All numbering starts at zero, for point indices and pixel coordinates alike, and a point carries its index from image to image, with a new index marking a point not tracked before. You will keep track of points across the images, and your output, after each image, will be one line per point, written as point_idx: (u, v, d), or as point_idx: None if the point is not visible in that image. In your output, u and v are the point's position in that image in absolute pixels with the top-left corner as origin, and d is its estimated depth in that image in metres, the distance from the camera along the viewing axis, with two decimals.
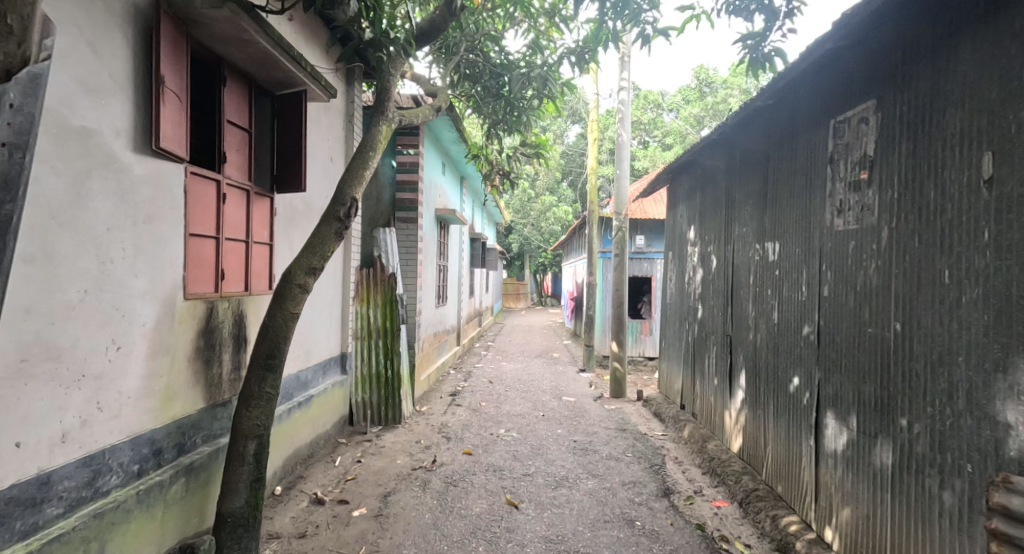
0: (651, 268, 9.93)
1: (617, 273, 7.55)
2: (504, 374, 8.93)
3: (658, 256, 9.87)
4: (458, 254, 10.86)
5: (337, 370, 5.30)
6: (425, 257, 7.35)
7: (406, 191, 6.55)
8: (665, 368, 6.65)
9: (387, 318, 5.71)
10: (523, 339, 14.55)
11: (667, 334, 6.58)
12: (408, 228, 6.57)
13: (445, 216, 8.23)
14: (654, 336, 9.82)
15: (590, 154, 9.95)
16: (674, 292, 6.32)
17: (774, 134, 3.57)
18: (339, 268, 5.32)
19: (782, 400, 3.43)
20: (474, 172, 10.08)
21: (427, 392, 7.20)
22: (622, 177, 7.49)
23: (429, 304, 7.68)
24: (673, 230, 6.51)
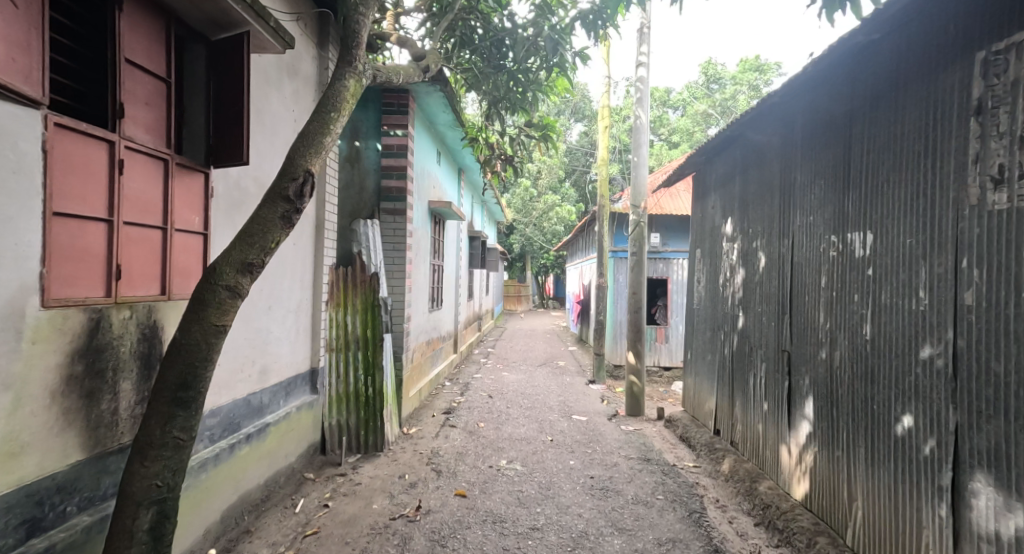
0: (666, 269, 9.13)
1: (633, 275, 6.70)
2: (506, 386, 8.06)
3: (675, 256, 9.07)
4: (456, 253, 10.01)
5: (306, 389, 4.44)
6: (417, 256, 6.53)
7: (393, 177, 5.69)
8: (691, 385, 5.81)
9: (367, 324, 4.93)
10: (526, 345, 13.69)
11: (694, 345, 5.73)
12: (395, 221, 5.70)
13: (440, 209, 7.39)
14: (670, 345, 9.02)
15: (600, 143, 9.06)
16: (704, 295, 5.47)
17: (866, 88, 2.71)
18: (309, 266, 4.47)
19: (878, 441, 2.58)
20: (472, 162, 9.21)
21: (417, 409, 6.34)
22: (640, 164, 6.63)
23: (421, 310, 6.84)
24: (701, 223, 5.68)
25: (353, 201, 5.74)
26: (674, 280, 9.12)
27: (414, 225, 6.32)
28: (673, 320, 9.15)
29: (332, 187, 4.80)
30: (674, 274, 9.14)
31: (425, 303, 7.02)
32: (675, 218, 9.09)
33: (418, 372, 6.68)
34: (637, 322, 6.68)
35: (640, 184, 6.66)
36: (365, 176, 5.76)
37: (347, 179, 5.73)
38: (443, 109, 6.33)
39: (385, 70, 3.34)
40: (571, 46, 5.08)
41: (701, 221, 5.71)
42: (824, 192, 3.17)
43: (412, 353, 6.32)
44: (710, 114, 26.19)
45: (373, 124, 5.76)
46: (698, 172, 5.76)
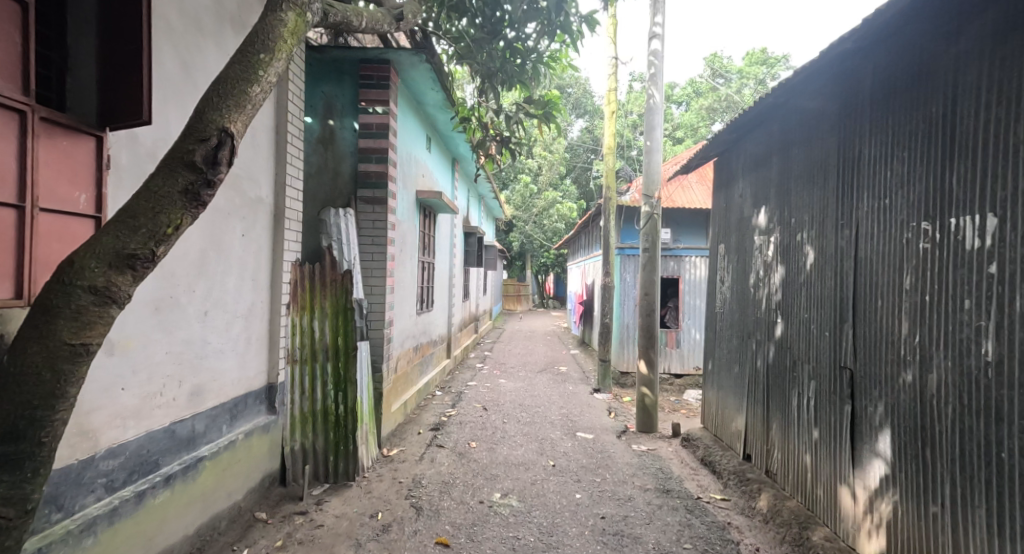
0: (678, 268, 8.47)
1: (645, 274, 5.99)
2: (503, 396, 7.35)
3: (687, 253, 8.42)
4: (450, 250, 9.31)
5: (262, 408, 3.73)
6: (403, 253, 5.85)
7: (372, 161, 4.98)
8: (712, 400, 5.12)
9: (337, 330, 4.27)
10: (525, 348, 13.00)
11: (717, 353, 5.03)
12: (375, 212, 4.98)
13: (429, 201, 6.68)
14: (681, 350, 8.43)
15: (606, 129, 8.34)
16: (731, 296, 4.77)
17: (994, 19, 2.02)
18: (264, 262, 3.75)
19: (1012, 503, 1.87)
20: (466, 150, 8.50)
21: (402, 426, 5.64)
22: (653, 149, 5.92)
23: (408, 313, 6.15)
24: (726, 214, 4.99)
25: (327, 188, 5.03)
26: (686, 280, 8.45)
27: (398, 217, 5.63)
28: (685, 322, 8.47)
29: (297, 170, 4.09)
30: (685, 273, 8.47)
31: (411, 305, 6.33)
32: (686, 212, 8.46)
33: (403, 382, 5.99)
34: (648, 326, 5.98)
35: (653, 173, 5.96)
36: (341, 160, 5.05)
37: (320, 164, 5.02)
38: (430, 85, 5.60)
39: (340, 7, 2.61)
40: (577, 7, 4.38)
41: (725, 212, 5.01)
42: (907, 167, 2.47)
43: (396, 361, 5.64)
44: (715, 109, 25.53)
45: (349, 100, 5.04)
46: (721, 156, 5.08)
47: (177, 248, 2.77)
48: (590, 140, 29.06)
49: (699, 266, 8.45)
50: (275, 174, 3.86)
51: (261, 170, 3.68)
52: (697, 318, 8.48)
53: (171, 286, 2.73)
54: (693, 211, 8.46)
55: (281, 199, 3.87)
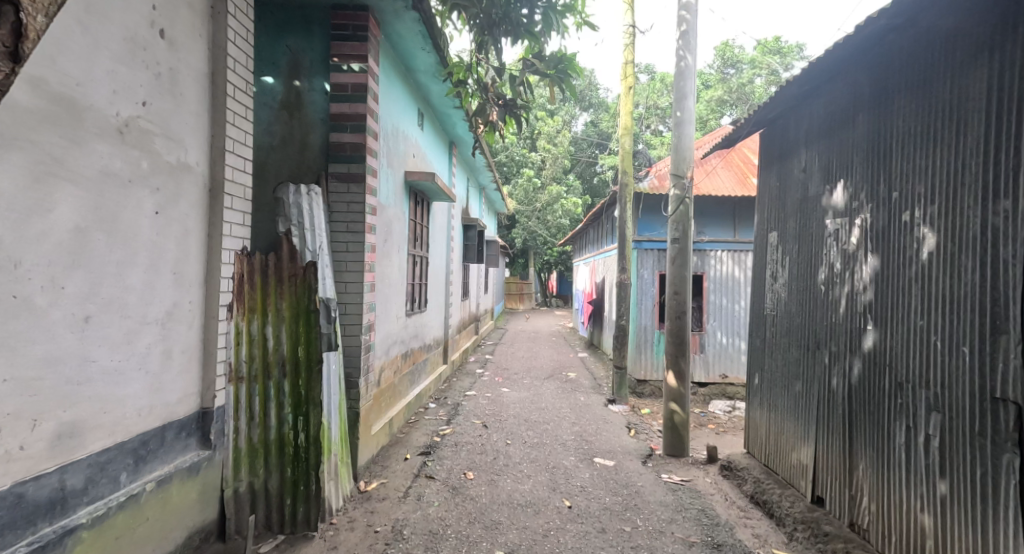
0: (701, 263, 7.63)
1: (673, 269, 5.12)
2: (506, 408, 6.47)
3: (711, 247, 7.60)
4: (446, 243, 8.43)
5: (191, 443, 2.83)
6: (388, 245, 5.01)
7: (347, 130, 4.12)
8: (761, 422, 4.22)
9: (296, 338, 3.43)
10: (529, 350, 12.12)
11: (769, 365, 4.13)
12: (351, 192, 4.14)
13: (420, 184, 5.80)
14: (704, 356, 7.55)
15: (623, 106, 7.43)
16: (789, 296, 3.88)
17: None
18: (194, 250, 2.85)
19: None
20: (463, 129, 7.62)
21: (386, 449, 4.76)
22: (684, 121, 5.04)
23: (394, 316, 5.31)
24: (780, 196, 4.09)
25: (292, 163, 4.15)
26: (711, 277, 7.59)
27: (382, 202, 4.78)
28: (709, 324, 7.60)
29: (243, 133, 3.19)
30: (711, 269, 7.61)
31: (399, 306, 5.48)
32: (710, 201, 7.60)
33: (387, 396, 5.13)
34: (678, 331, 5.08)
35: (683, 150, 5.06)
36: (310, 129, 4.18)
37: (284, 134, 4.12)
38: (421, 43, 4.73)
39: None
40: None
41: (779, 192, 4.12)
42: None
43: (378, 372, 4.78)
44: (726, 101, 24.62)
45: (319, 56, 4.15)
46: (772, 126, 4.18)
47: (28, 226, 1.88)
48: (595, 134, 28.17)
49: (726, 262, 7.60)
50: (211, 134, 2.96)
51: (188, 128, 2.77)
52: (722, 320, 7.61)
53: (15, 281, 1.85)
54: (717, 199, 7.54)
55: (219, 168, 2.98)
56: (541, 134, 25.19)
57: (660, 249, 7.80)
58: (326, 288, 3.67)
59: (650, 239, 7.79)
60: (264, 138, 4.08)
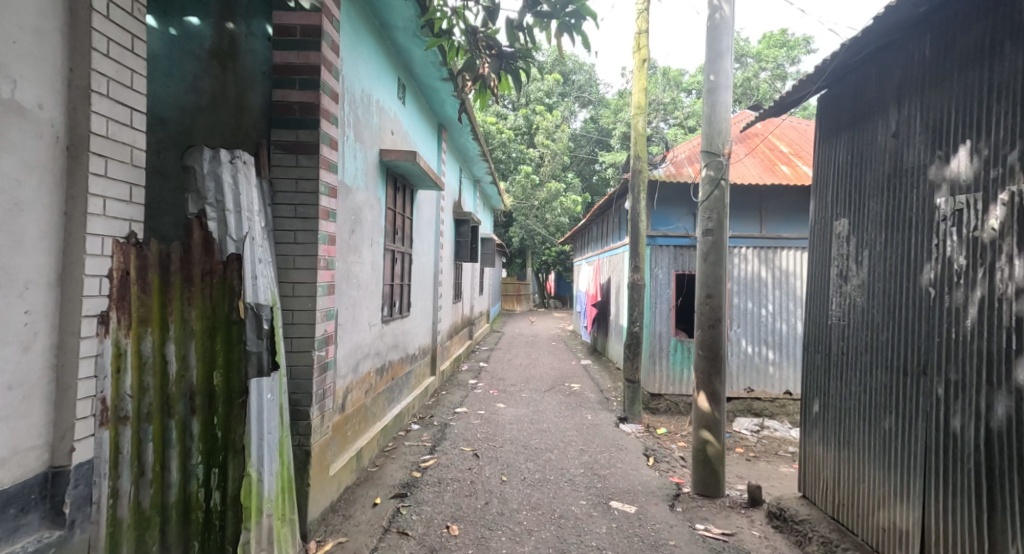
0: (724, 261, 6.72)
1: (702, 268, 4.23)
2: (501, 431, 5.55)
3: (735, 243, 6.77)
4: (435, 239, 7.53)
5: (28, 523, 1.85)
6: (354, 238, 4.10)
7: (295, 87, 3.22)
8: (825, 463, 3.32)
9: (213, 360, 2.55)
10: (528, 357, 11.20)
11: (839, 390, 3.22)
12: (300, 165, 3.23)
13: (399, 165, 4.89)
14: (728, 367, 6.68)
15: (635, 82, 6.54)
16: (870, 303, 2.97)
17: None
18: (35, 233, 1.90)
19: None
20: (452, 106, 6.72)
21: (350, 491, 3.83)
22: (719, 86, 4.13)
23: (363, 324, 4.40)
24: (851, 172, 3.19)
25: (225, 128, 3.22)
26: (735, 277, 6.69)
27: (347, 185, 3.88)
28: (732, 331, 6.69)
29: (130, 71, 2.26)
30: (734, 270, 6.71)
31: (370, 312, 4.58)
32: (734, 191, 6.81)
33: (355, 422, 4.21)
34: (711, 344, 4.16)
35: (715, 124, 4.16)
36: (250, 85, 3.28)
37: (213, 91, 3.20)
38: None
39: None
40: None
41: (849, 168, 3.21)
42: None
43: (341, 394, 3.86)
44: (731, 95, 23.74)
45: None
46: (839, 84, 3.29)
47: None
48: (594, 130, 27.35)
49: (750, 260, 6.71)
50: (69, 66, 2.03)
51: (19, 49, 1.84)
52: (746, 326, 6.72)
53: None
54: (742, 188, 6.70)
55: (82, 115, 2.04)
56: (540, 130, 24.35)
57: (677, 246, 6.90)
58: (260, 294, 2.73)
59: (666, 234, 6.89)
60: (189, 97, 3.18)
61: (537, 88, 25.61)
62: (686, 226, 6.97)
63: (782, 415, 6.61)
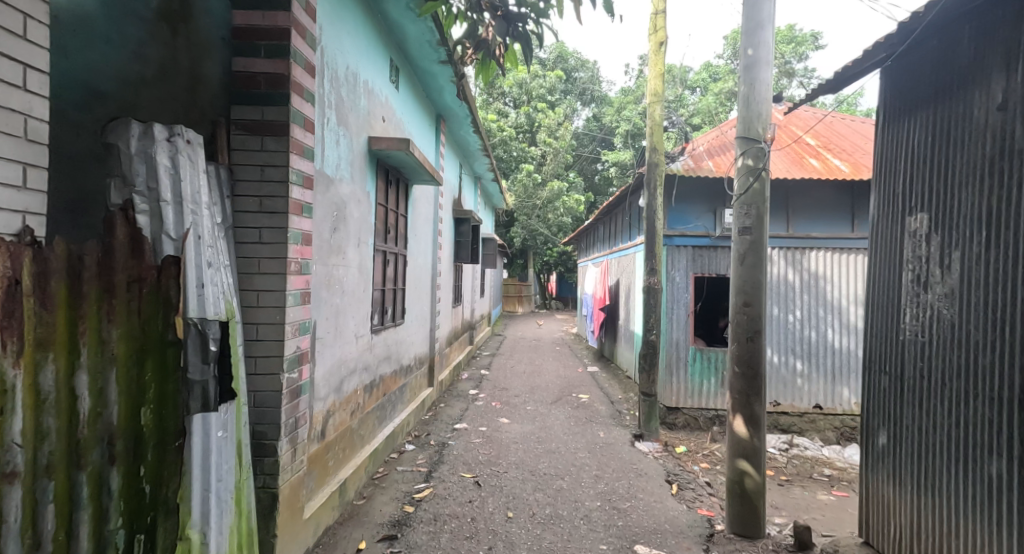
0: None
1: (736, 273, 3.70)
2: (505, 453, 5.01)
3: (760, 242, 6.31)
4: (434, 239, 7.01)
5: None
6: (336, 238, 3.56)
7: (259, 55, 2.66)
8: (899, 506, 2.78)
9: (142, 393, 1.99)
10: (532, 364, 10.66)
11: (917, 420, 2.67)
12: (266, 149, 2.67)
13: (391, 154, 4.34)
14: None
15: (652, 68, 6.01)
16: (962, 316, 2.42)
17: None
18: None
19: None
20: (452, 94, 6.17)
21: (331, 534, 3.28)
22: (756, 62, 3.59)
23: (348, 336, 3.86)
24: (932, 157, 2.65)
25: (176, 104, 2.65)
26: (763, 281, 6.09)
27: (326, 176, 3.33)
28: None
29: (20, 13, 1.66)
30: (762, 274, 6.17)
31: (357, 322, 4.04)
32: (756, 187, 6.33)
33: (339, 450, 3.66)
34: (749, 358, 3.61)
35: (752, 106, 3.62)
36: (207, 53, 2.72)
37: (162, 59, 2.65)
38: None
39: None
40: None
41: (929, 151, 2.67)
42: None
43: (320, 420, 3.32)
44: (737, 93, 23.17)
45: None
46: (917, 50, 2.76)
47: None
48: (597, 128, 26.82)
49: (778, 263, 6.18)
50: None
51: None
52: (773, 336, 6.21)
53: None
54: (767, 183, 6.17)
55: None
56: (541, 128, 23.82)
57: (695, 246, 6.40)
58: (219, 306, 2.16)
59: (684, 234, 6.39)
60: (132, 67, 2.63)
61: (539, 85, 25.10)
62: (706, 224, 6.44)
63: (811, 432, 6.06)
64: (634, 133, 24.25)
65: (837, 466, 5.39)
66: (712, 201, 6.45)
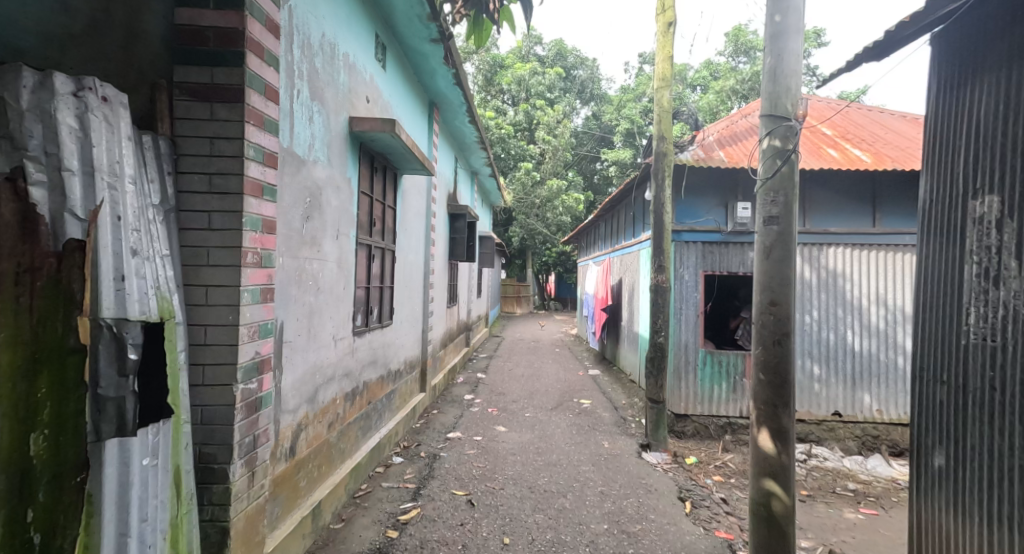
0: None
1: (760, 269, 3.28)
2: (501, 467, 4.59)
3: None
4: (427, 235, 6.62)
5: None
6: (309, 228, 3.14)
7: (208, 6, 2.24)
8: (962, 541, 2.36)
9: (32, 414, 1.53)
10: (530, 367, 10.25)
11: (985, 438, 2.27)
12: (217, 119, 2.24)
13: (376, 138, 3.94)
14: None
15: (659, 51, 5.61)
16: None
17: None
18: None
19: None
20: (445, 78, 5.76)
21: None
22: (784, 30, 3.18)
23: (325, 339, 3.44)
24: (1005, 129, 2.26)
25: (110, 64, 2.20)
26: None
27: (295, 156, 2.91)
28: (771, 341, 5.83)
29: None
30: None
31: (336, 323, 3.62)
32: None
33: (312, 468, 3.24)
34: (776, 364, 3.19)
35: (780, 80, 3.20)
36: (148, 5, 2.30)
37: (93, 11, 2.23)
38: None
39: None
40: None
41: (1000, 123, 2.29)
42: None
43: (288, 435, 2.90)
44: (739, 91, 22.80)
45: None
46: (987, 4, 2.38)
47: None
48: (597, 126, 26.43)
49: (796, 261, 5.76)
50: None
51: None
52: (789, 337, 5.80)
53: None
54: None
55: None
56: (540, 126, 23.44)
57: (705, 242, 6.02)
58: (148, 305, 1.80)
59: (693, 229, 6.00)
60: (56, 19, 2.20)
61: (538, 82, 24.71)
62: (716, 219, 6.04)
63: (830, 441, 5.63)
64: (634, 131, 23.87)
65: (861, 480, 4.98)
66: (723, 194, 6.06)
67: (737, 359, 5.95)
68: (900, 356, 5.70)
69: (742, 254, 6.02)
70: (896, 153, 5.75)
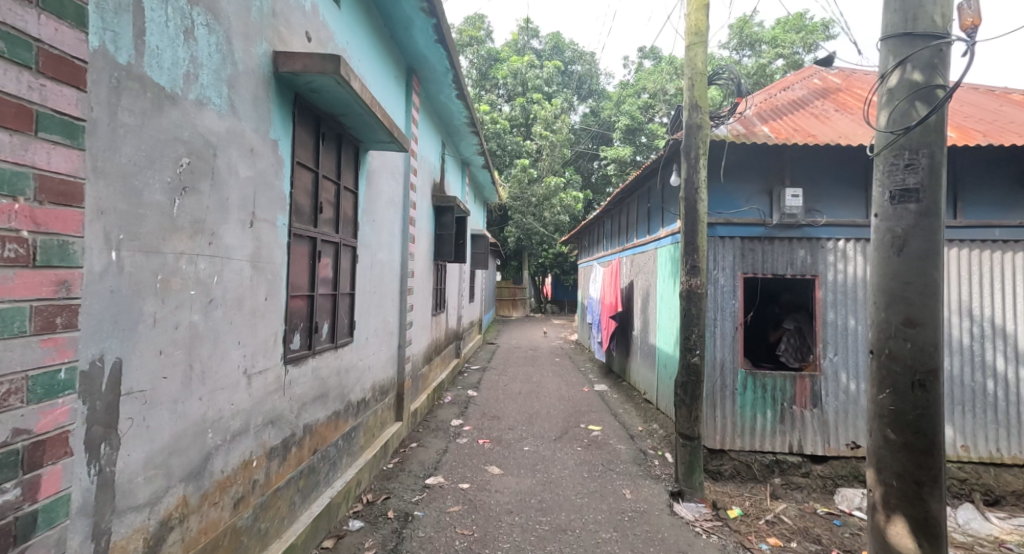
0: (812, 261, 4.92)
1: (879, 270, 2.18)
2: (494, 536, 3.46)
3: (828, 232, 4.91)
4: (406, 230, 5.48)
5: None
6: (187, 207, 1.97)
7: None
8: None
9: None
10: (529, 381, 9.12)
11: None
12: None
13: (316, 84, 2.79)
14: (820, 411, 4.79)
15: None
16: None
17: None
18: None
19: None
20: (423, 32, 4.66)
21: None
22: None
23: (225, 376, 2.28)
24: None
25: None
26: (827, 283, 4.88)
27: (151, 85, 1.76)
28: (824, 359, 4.84)
29: None
30: (831, 277, 4.88)
31: (248, 350, 2.46)
32: (821, 161, 4.94)
33: None
34: (916, 420, 2.06)
35: None
36: None
37: None
38: None
39: None
40: None
41: None
42: None
43: (137, 547, 1.75)
44: None
45: None
46: None
47: None
48: (595, 123, 25.36)
49: (853, 260, 4.88)
50: None
51: None
52: (846, 353, 4.82)
53: None
54: (841, 152, 4.79)
55: None
56: (537, 121, 22.37)
57: (745, 237, 4.93)
58: None
59: (731, 222, 4.91)
60: None
61: (535, 75, 23.67)
62: (757, 209, 4.95)
63: None
64: (634, 127, 22.83)
65: (959, 544, 3.85)
66: (766, 179, 4.97)
67: (784, 383, 4.85)
68: (991, 380, 4.58)
69: (790, 251, 4.95)
70: (984, 126, 4.65)
